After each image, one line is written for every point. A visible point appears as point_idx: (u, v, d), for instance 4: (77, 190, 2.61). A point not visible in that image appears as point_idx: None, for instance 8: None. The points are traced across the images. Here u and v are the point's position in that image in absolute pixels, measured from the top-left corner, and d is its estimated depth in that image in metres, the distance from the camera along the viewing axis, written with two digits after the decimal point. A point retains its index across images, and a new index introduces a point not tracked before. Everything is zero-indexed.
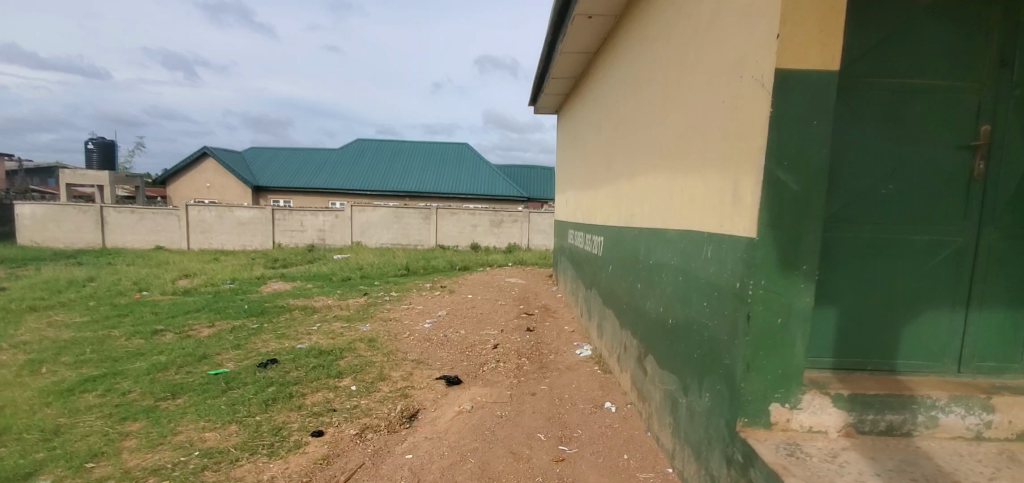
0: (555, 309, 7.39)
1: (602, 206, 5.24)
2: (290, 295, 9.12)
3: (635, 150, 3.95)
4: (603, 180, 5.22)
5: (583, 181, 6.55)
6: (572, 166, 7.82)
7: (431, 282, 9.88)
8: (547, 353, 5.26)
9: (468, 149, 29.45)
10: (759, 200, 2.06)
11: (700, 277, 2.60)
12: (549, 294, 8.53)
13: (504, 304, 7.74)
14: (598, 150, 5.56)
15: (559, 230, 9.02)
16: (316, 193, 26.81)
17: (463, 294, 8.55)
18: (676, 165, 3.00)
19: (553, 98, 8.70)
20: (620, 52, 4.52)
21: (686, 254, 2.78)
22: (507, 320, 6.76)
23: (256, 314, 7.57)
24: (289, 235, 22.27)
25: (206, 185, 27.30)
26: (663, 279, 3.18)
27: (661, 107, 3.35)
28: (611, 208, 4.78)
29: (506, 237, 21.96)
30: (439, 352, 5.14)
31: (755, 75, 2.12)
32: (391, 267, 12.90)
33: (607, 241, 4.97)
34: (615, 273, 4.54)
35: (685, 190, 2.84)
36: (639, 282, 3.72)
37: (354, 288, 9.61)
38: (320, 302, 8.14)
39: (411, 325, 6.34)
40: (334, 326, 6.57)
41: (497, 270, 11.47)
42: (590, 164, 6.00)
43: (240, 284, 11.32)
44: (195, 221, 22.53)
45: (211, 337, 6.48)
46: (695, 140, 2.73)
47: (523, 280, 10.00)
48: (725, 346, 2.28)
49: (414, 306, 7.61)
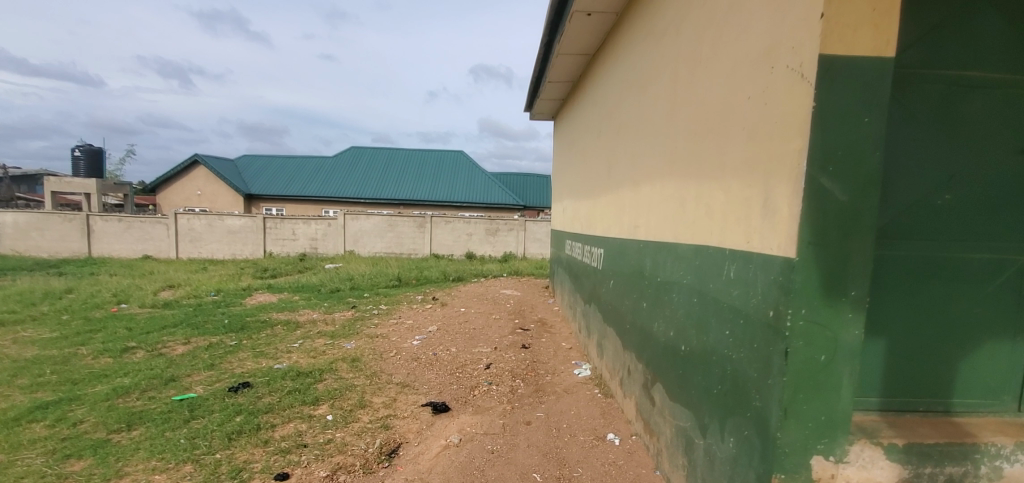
0: (552, 324, 7.01)
1: (602, 216, 4.91)
2: (275, 308, 8.70)
3: (640, 155, 3.62)
4: (603, 188, 4.89)
5: (581, 189, 6.23)
6: (570, 173, 7.49)
7: (423, 294, 9.49)
8: (543, 373, 4.87)
9: (463, 156, 29.14)
10: (798, 212, 1.71)
11: (720, 301, 2.24)
12: (546, 306, 8.15)
13: (498, 318, 7.35)
14: (597, 156, 5.24)
15: (556, 239, 8.67)
16: (309, 201, 26.39)
17: (455, 307, 8.17)
18: (689, 172, 2.66)
19: (549, 103, 8.40)
20: (622, 51, 4.22)
21: (703, 273, 2.43)
22: (501, 335, 6.37)
23: (235, 330, 7.15)
24: (280, 244, 21.83)
25: (197, 193, 26.87)
26: (673, 300, 2.82)
27: (670, 107, 3.02)
28: (613, 218, 4.45)
29: (501, 245, 21.58)
30: (426, 373, 4.75)
31: (789, 64, 1.79)
32: (383, 277, 12.51)
33: (608, 253, 4.62)
34: (617, 288, 4.20)
35: (701, 200, 2.50)
36: (645, 300, 3.37)
37: (342, 301, 9.20)
38: (305, 316, 7.74)
39: (398, 341, 5.95)
40: (317, 343, 6.16)
41: (492, 280, 11.10)
42: (589, 172, 5.68)
43: (224, 296, 10.91)
44: (184, 230, 22.08)
45: (184, 356, 6.07)
46: (712, 144, 2.39)
47: (519, 291, 9.62)
48: (755, 385, 1.92)
49: (403, 320, 7.21)
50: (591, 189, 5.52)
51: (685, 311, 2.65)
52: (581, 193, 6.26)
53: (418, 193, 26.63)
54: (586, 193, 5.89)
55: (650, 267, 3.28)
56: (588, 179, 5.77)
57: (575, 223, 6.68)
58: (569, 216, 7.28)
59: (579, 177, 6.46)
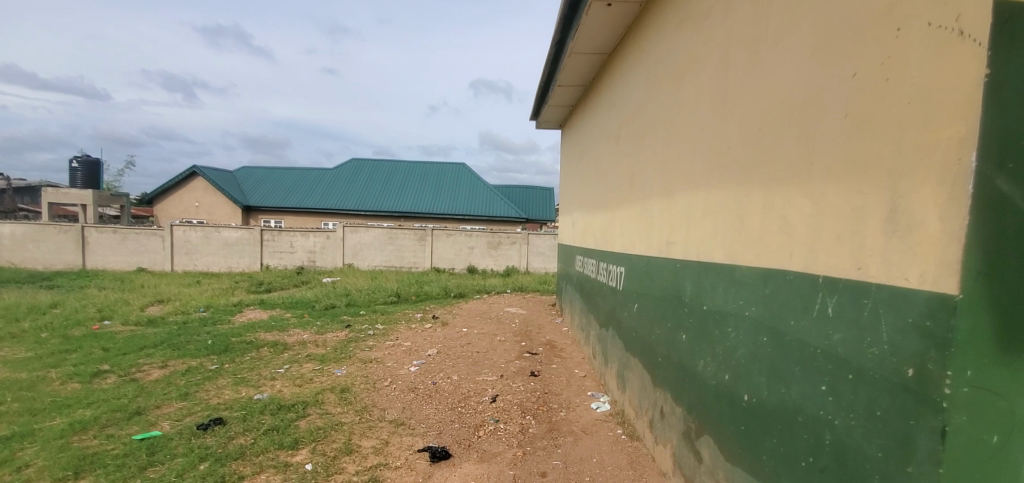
0: (562, 347, 6.45)
1: (622, 230, 4.40)
2: (263, 327, 8.13)
3: (673, 161, 3.11)
4: (623, 200, 4.40)
5: (595, 201, 5.74)
6: (580, 184, 6.99)
7: (422, 311, 8.91)
8: (557, 408, 4.31)
9: (465, 169, 28.73)
10: (962, 230, 1.18)
11: (808, 345, 1.71)
12: (554, 327, 7.58)
13: (503, 340, 6.77)
14: (616, 164, 4.75)
15: (565, 254, 8.14)
16: (307, 213, 25.92)
17: (457, 326, 7.60)
18: (750, 177, 2.15)
19: (557, 110, 7.94)
20: (648, 45, 3.74)
21: (777, 307, 1.90)
22: (507, 360, 5.81)
23: (218, 352, 6.57)
24: (278, 256, 21.32)
25: (194, 205, 26.44)
26: (727, 336, 2.29)
27: (717, 102, 2.52)
28: (636, 232, 3.94)
29: (504, 259, 21.04)
30: (425, 408, 4.19)
31: (932, 22, 1.28)
32: (381, 293, 11.96)
33: (630, 272, 4.10)
34: (643, 314, 3.66)
35: (770, 212, 1.98)
36: (684, 332, 2.83)
37: (336, 319, 8.63)
38: (295, 337, 7.16)
39: (394, 367, 5.40)
40: (304, 369, 5.58)
41: (495, 297, 10.54)
42: (605, 181, 5.19)
43: (214, 312, 10.37)
44: (179, 242, 21.60)
45: (158, 383, 5.52)
46: (787, 140, 1.88)
47: (524, 309, 9.06)
48: (882, 469, 1.38)
49: (400, 342, 6.63)
50: (608, 201, 5.02)
51: (747, 352, 2.11)
52: (595, 205, 5.77)
53: (420, 205, 26.17)
54: (601, 206, 5.40)
55: (691, 293, 2.75)
56: (603, 190, 5.28)
57: (588, 237, 6.18)
58: (580, 230, 6.78)
59: (592, 188, 5.97)
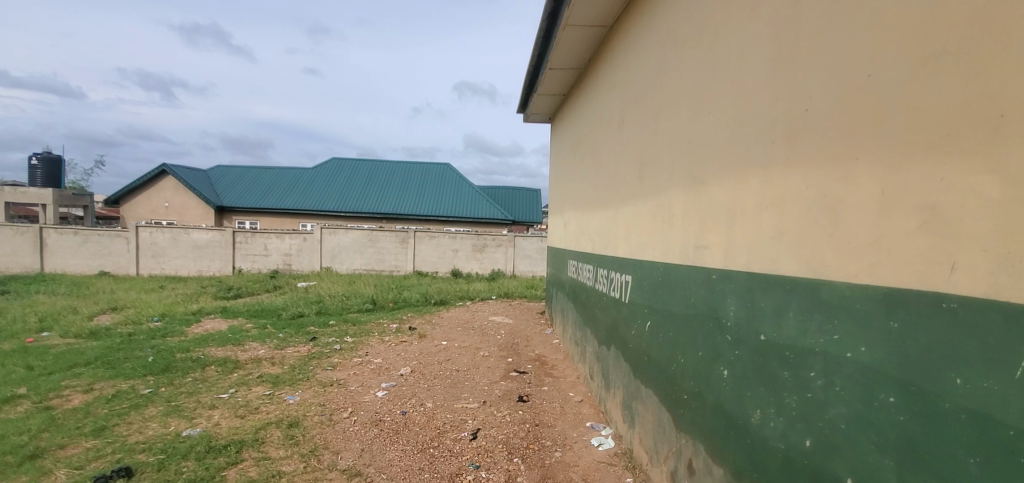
0: (554, 363, 5.71)
1: (629, 230, 3.70)
2: (217, 340, 7.23)
3: (705, 137, 2.39)
4: (630, 194, 3.69)
5: (592, 197, 5.05)
6: (574, 180, 6.28)
7: (398, 321, 8.09)
8: (550, 447, 3.56)
9: (449, 169, 27.88)
10: None
11: (1005, 426, 1.00)
12: (544, 339, 6.83)
13: (487, 355, 6.00)
14: (619, 152, 4.04)
15: (555, 257, 7.41)
16: (284, 214, 24.84)
17: (435, 338, 6.81)
18: (852, 149, 1.43)
19: (547, 99, 7.23)
20: (666, 1, 3.03)
21: (918, 351, 1.19)
22: (491, 380, 5.05)
23: (156, 373, 5.67)
24: (251, 260, 20.27)
25: (164, 205, 25.18)
26: (808, 383, 1.57)
27: (782, 50, 1.81)
28: (649, 231, 3.23)
29: (489, 262, 20.27)
30: (389, 449, 3.41)
31: None
32: (357, 299, 11.11)
33: (639, 281, 3.40)
34: (658, 334, 2.96)
35: (902, 198, 1.26)
36: (726, 366, 2.12)
37: (301, 330, 7.75)
38: (249, 353, 6.29)
39: (358, 392, 4.60)
40: (251, 395, 4.74)
41: (479, 304, 9.76)
42: (606, 174, 4.48)
43: (169, 322, 9.42)
44: (146, 244, 20.43)
45: (76, 413, 4.64)
46: (939, 81, 1.17)
47: (510, 318, 8.31)
48: None
49: (369, 360, 5.80)
50: (610, 197, 4.32)
51: (851, 414, 1.39)
52: (592, 201, 5.08)
53: (402, 206, 25.29)
54: (600, 205, 4.70)
55: (737, 314, 2.04)
56: (604, 184, 4.58)
57: (584, 237, 5.48)
58: (573, 231, 6.08)
59: (588, 183, 5.27)
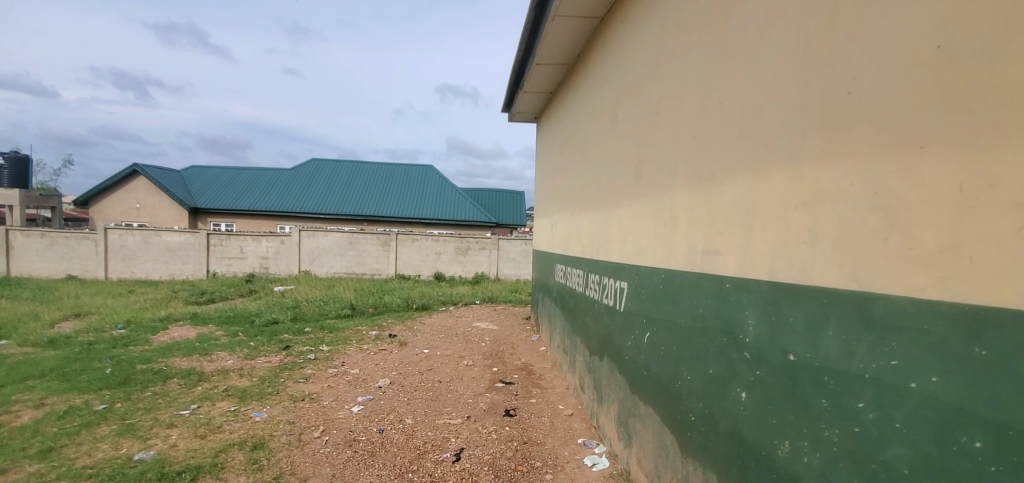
0: (541, 372, 5.44)
1: (623, 233, 3.45)
2: (184, 349, 6.80)
3: (716, 129, 2.16)
4: (624, 194, 3.45)
5: (582, 199, 4.81)
6: (561, 180, 6.04)
7: (378, 327, 7.73)
8: (540, 468, 3.29)
9: (432, 170, 27.47)
10: None
11: None
12: (530, 346, 6.55)
13: (471, 364, 5.70)
14: (612, 150, 3.81)
15: (542, 260, 7.15)
16: (261, 216, 24.16)
17: (417, 346, 6.48)
18: (914, 139, 1.20)
19: (533, 97, 7.00)
20: None
21: (1018, 387, 0.96)
22: (475, 392, 4.76)
23: (112, 386, 5.24)
24: (226, 263, 19.61)
25: (135, 206, 24.27)
26: (855, 415, 1.34)
27: (813, 27, 1.58)
28: (647, 234, 2.98)
29: (473, 265, 19.95)
30: (363, 474, 3.10)
31: None
32: (335, 304, 10.69)
33: (636, 289, 3.15)
34: (659, 347, 2.71)
35: (990, 197, 1.03)
36: (743, 387, 1.87)
37: (274, 338, 7.35)
38: (216, 363, 5.88)
39: (332, 407, 4.26)
40: (215, 411, 4.37)
41: (463, 309, 9.44)
42: (596, 174, 4.25)
43: (134, 329, 8.89)
44: (115, 246, 19.61)
45: (18, 433, 4.20)
46: None
47: (495, 323, 8.01)
48: None
49: (346, 370, 5.45)
50: (601, 198, 4.08)
51: (918, 457, 1.16)
52: (581, 202, 4.85)
53: (384, 208, 24.82)
54: (590, 206, 4.47)
55: (757, 328, 1.79)
56: (594, 184, 4.34)
57: (572, 241, 5.25)
58: (561, 234, 5.85)
59: (577, 184, 5.05)
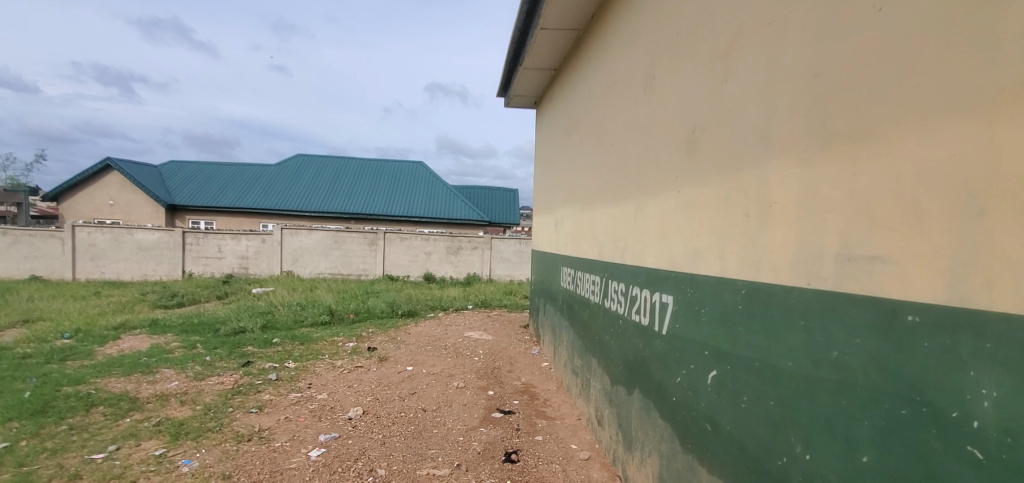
0: (545, 397, 4.57)
1: (666, 229, 2.59)
2: (126, 367, 5.82)
3: (871, 54, 1.30)
4: (667, 178, 2.58)
5: (597, 189, 3.96)
6: (568, 169, 5.18)
7: (357, 337, 6.80)
8: None
9: (423, 167, 26.49)
10: None
11: None
12: (531, 362, 5.68)
13: (461, 386, 4.82)
14: (645, 122, 2.94)
15: (544, 261, 6.29)
16: (242, 214, 23.05)
17: (399, 362, 5.58)
18: None
19: (534, 75, 6.13)
20: None
21: None
22: (467, 426, 3.87)
23: (23, 417, 4.29)
24: (203, 263, 18.53)
25: (108, 202, 23.07)
26: None
27: None
28: (710, 229, 2.12)
29: (464, 266, 19.00)
30: None
31: None
32: (313, 308, 9.74)
33: (688, 308, 2.29)
34: (736, 397, 1.85)
35: None
36: None
37: (236, 351, 6.39)
38: (157, 386, 4.93)
39: (284, 452, 3.35)
40: (135, 457, 3.44)
41: (453, 315, 8.53)
42: (620, 156, 3.39)
43: (81, 339, 7.88)
44: (84, 245, 18.47)
45: None
46: None
47: (489, 333, 7.13)
48: None
49: (311, 396, 4.53)
50: (627, 185, 3.22)
51: None
52: (596, 194, 4.01)
53: (372, 206, 23.81)
54: (609, 197, 3.61)
55: (1007, 406, 0.95)
56: (616, 168, 3.47)
57: (583, 240, 4.39)
58: (568, 233, 5.00)
59: (591, 172, 4.19)
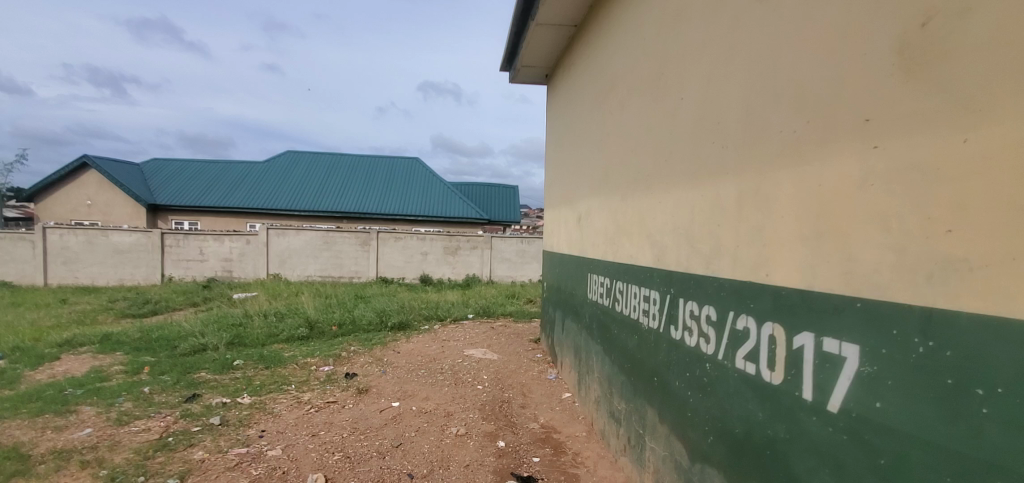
0: (574, 450, 3.43)
1: (830, 222, 1.44)
2: (40, 405, 4.63)
3: None
4: (829, 130, 1.44)
5: (651, 168, 2.80)
6: (594, 148, 4.05)
7: (335, 359, 5.65)
8: None
9: (419, 163, 25.34)
10: None
11: None
12: (548, 393, 4.54)
13: (462, 434, 3.65)
14: (763, 45, 1.78)
15: (561, 265, 5.15)
16: (228, 214, 21.85)
17: (383, 395, 4.44)
18: None
19: (547, 35, 5.00)
20: None
21: None
22: None
23: None
24: (183, 266, 17.32)
25: (86, 202, 21.83)
26: None
27: None
28: (1004, 220, 0.99)
29: (463, 266, 17.83)
30: None
31: None
32: (292, 319, 8.56)
33: (913, 381, 1.16)
34: None
35: None
36: None
37: (184, 379, 5.21)
38: (62, 438, 3.76)
39: None
40: None
41: (451, 327, 7.38)
42: (700, 112, 2.23)
43: (12, 360, 6.69)
44: (56, 248, 17.26)
45: None
46: None
47: (494, 351, 6.00)
48: None
49: (258, 453, 3.35)
50: (718, 153, 2.06)
51: None
52: (648, 177, 2.86)
53: (365, 204, 22.65)
54: (676, 176, 2.46)
55: None
56: (692, 130, 2.32)
57: (624, 239, 3.23)
58: (599, 229, 3.84)
59: (637, 145, 3.04)
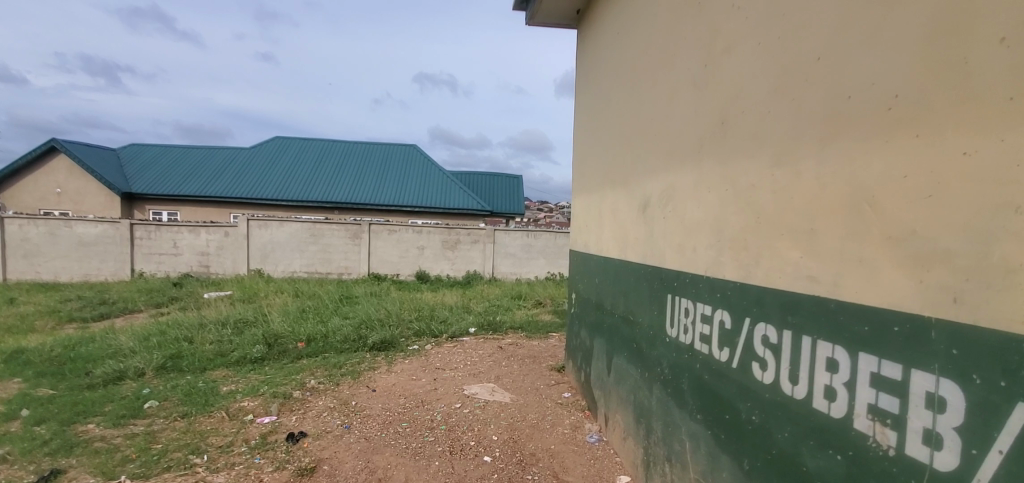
0: None
1: None
2: None
3: None
4: None
5: (894, 86, 1.21)
6: (677, 88, 2.46)
7: (285, 401, 4.06)
8: None
9: (416, 150, 23.71)
10: None
11: None
12: (592, 474, 2.94)
13: None
14: None
15: (604, 273, 3.56)
16: (209, 204, 20.23)
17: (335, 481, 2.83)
18: None
19: None
20: None
21: None
22: None
23: None
24: (154, 260, 15.68)
25: (56, 191, 20.20)
26: None
27: None
28: None
29: (463, 262, 16.22)
30: None
31: None
32: (252, 331, 6.96)
33: None
34: None
35: None
36: None
37: (60, 437, 3.61)
38: None
39: None
40: None
41: (448, 347, 5.80)
42: None
43: None
44: (14, 240, 15.61)
45: None
46: None
47: (505, 386, 4.41)
48: None
49: None
50: None
51: None
52: (885, 100, 1.23)
53: (358, 194, 21.03)
54: None
55: None
56: None
57: (776, 243, 1.65)
58: (694, 222, 2.23)
59: (832, 41, 1.41)
